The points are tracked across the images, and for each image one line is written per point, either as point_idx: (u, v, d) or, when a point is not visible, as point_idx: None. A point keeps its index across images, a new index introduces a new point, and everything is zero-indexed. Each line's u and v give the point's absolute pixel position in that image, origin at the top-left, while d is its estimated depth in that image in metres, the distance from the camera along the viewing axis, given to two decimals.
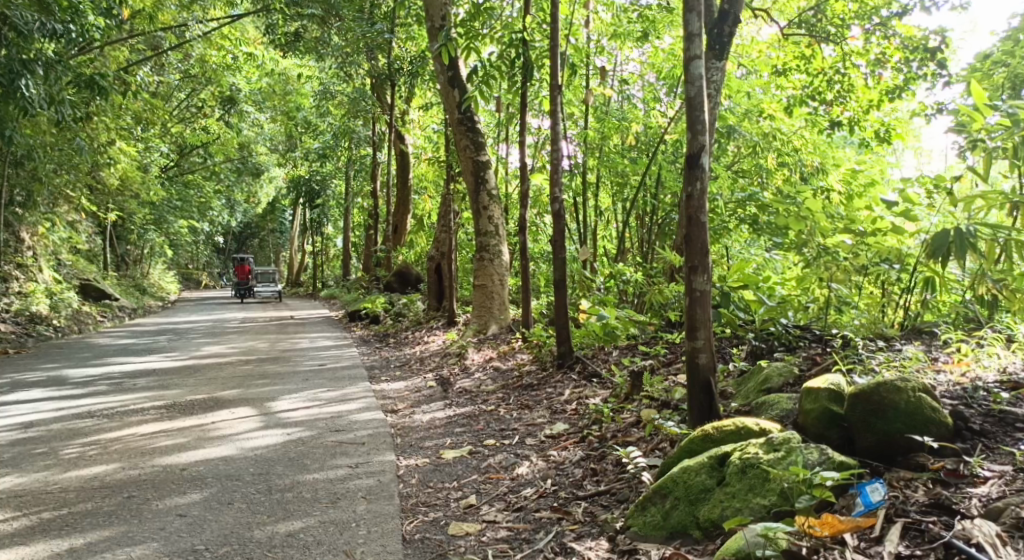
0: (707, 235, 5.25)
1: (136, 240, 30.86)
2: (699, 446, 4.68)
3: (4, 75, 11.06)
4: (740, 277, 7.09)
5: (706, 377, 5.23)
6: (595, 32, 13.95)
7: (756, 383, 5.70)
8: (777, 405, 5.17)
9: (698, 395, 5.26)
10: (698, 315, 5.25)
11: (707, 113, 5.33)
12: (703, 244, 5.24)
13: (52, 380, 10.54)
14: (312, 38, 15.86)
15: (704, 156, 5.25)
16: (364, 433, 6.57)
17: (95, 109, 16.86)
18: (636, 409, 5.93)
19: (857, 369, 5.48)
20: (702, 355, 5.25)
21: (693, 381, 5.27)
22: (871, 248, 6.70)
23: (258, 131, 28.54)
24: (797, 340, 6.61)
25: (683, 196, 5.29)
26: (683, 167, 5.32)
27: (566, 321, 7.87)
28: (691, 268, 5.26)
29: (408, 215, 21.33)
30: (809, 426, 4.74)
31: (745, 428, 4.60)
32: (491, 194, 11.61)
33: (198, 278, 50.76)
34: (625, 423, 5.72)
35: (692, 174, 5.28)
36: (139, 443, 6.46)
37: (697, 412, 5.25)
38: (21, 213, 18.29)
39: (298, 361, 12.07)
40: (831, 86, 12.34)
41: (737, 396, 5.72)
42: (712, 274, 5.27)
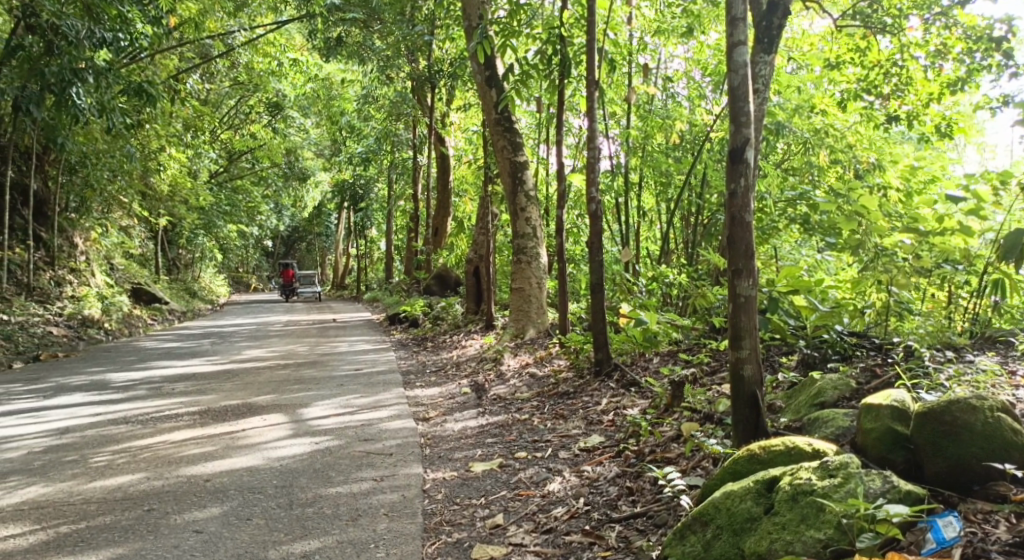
0: (751, 236, 4.89)
1: (186, 244, 31.21)
2: (745, 468, 4.32)
3: (56, 82, 11.99)
4: (789, 283, 6.44)
5: (752, 390, 4.87)
6: (637, 28, 13.55)
7: (807, 396, 5.30)
8: (832, 422, 4.79)
9: (744, 409, 4.90)
10: (743, 323, 4.89)
11: (752, 104, 4.95)
12: (748, 245, 4.88)
13: (95, 384, 10.48)
14: (355, 42, 15.77)
15: (749, 150, 4.89)
16: (392, 443, 6.32)
17: (145, 116, 17.24)
18: (675, 422, 5.59)
19: (924, 384, 5.07)
20: (747, 367, 4.88)
21: (737, 394, 4.92)
22: (934, 246, 6.25)
23: (304, 136, 28.68)
24: (854, 348, 6.20)
25: (726, 194, 4.93)
26: (726, 162, 4.96)
27: (603, 327, 7.54)
28: (734, 272, 4.89)
29: (448, 218, 21.18)
30: (870, 447, 4.38)
31: (797, 449, 4.23)
32: (529, 196, 11.32)
33: (247, 282, 51.38)
34: (664, 437, 5.38)
35: (735, 170, 4.91)
36: (167, 451, 6.28)
37: (742, 428, 4.89)
38: (75, 218, 18.62)
39: (336, 366, 11.91)
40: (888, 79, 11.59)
41: (786, 411, 5.35)
42: (759, 278, 4.90)
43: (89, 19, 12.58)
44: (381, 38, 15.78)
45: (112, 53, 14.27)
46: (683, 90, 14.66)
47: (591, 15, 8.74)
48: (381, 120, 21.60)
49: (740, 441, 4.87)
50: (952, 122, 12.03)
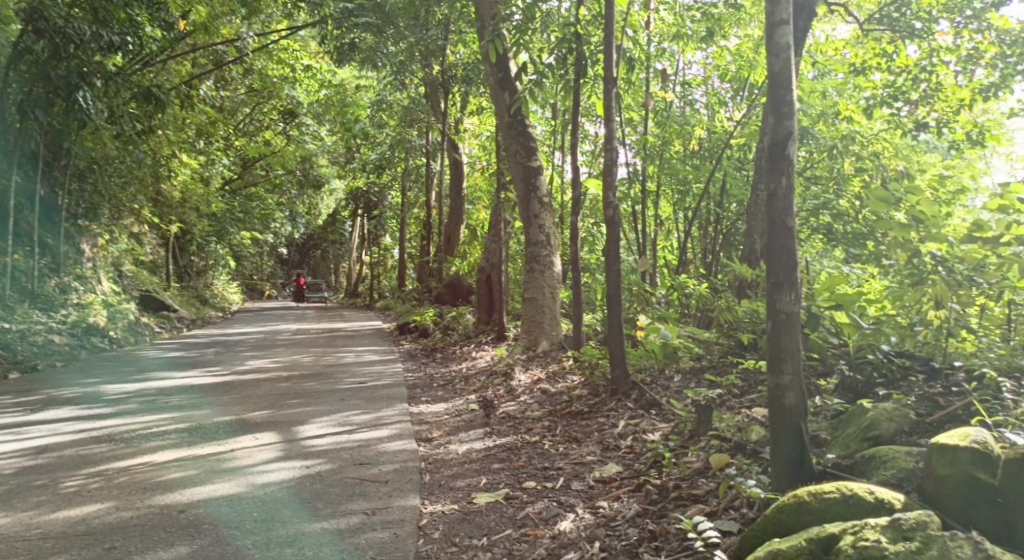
0: (793, 243, 4.38)
1: (198, 251, 30.87)
2: (793, 517, 3.79)
3: (62, 87, 11.79)
4: (831, 296, 6.14)
5: (796, 421, 4.33)
6: (655, 33, 12.96)
7: (857, 429, 4.77)
8: (893, 463, 4.24)
9: (786, 443, 4.34)
10: (784, 344, 4.37)
11: (794, 92, 4.46)
12: (789, 254, 4.36)
13: (87, 396, 10.02)
14: (368, 47, 15.28)
15: (791, 145, 4.39)
16: (389, 469, 5.80)
17: (157, 123, 16.87)
18: (702, 451, 5.05)
19: (1007, 420, 4.57)
20: (788, 395, 4.37)
21: (777, 424, 4.38)
22: (1004, 261, 5.46)
23: (320, 145, 28.32)
24: (904, 373, 5.64)
25: (764, 195, 4.43)
26: (765, 159, 4.45)
27: (619, 342, 7.00)
28: (774, 285, 4.37)
29: (460, 226, 20.72)
30: (947, 499, 3.86)
31: (856, 497, 3.73)
32: (543, 202, 10.81)
33: (262, 289, 51.15)
34: (690, 470, 4.85)
35: (775, 168, 4.41)
36: (145, 476, 5.77)
37: (783, 465, 4.35)
38: (83, 224, 18.24)
39: (340, 378, 11.38)
40: (916, 85, 11.17)
41: (832, 446, 4.78)
42: (801, 292, 4.38)
43: (96, 21, 12.15)
44: (394, 43, 15.34)
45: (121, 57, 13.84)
46: (703, 96, 14.15)
47: (609, 9, 8.16)
48: (394, 126, 21.17)
49: (781, 478, 4.32)
50: (984, 131, 11.38)
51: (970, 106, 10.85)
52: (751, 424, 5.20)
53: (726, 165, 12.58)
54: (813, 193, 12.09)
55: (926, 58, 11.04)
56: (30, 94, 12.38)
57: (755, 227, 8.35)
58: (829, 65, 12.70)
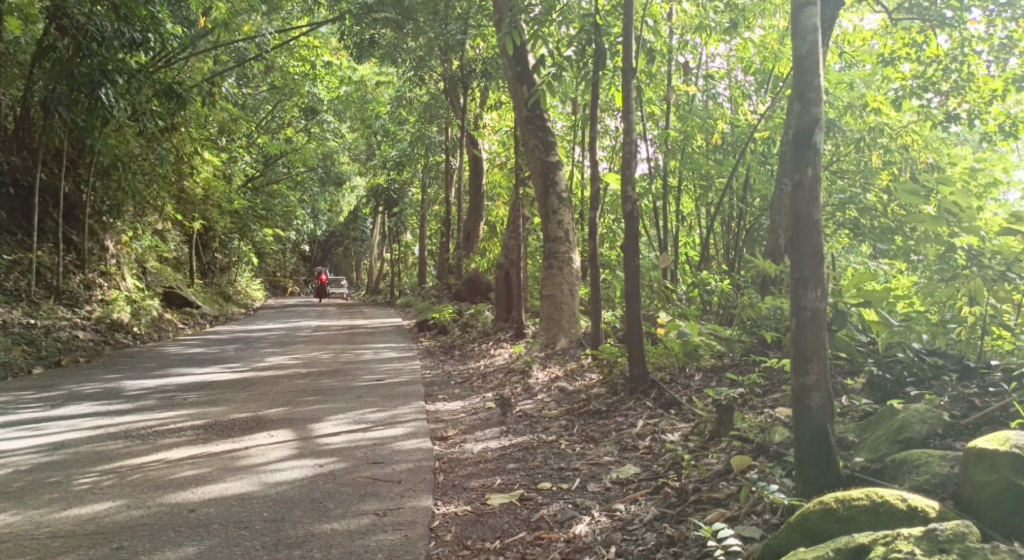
0: (819, 234, 4.21)
1: (221, 248, 31.00)
2: (818, 524, 3.65)
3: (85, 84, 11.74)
4: (856, 292, 5.78)
5: (822, 423, 4.17)
6: (677, 25, 12.79)
7: (887, 431, 4.60)
8: (926, 467, 4.07)
9: (811, 446, 4.17)
10: (809, 343, 4.20)
11: (821, 77, 4.28)
12: (815, 248, 4.18)
13: (107, 392, 10.00)
14: (389, 43, 15.31)
15: (817, 131, 4.22)
16: (403, 468, 5.69)
17: (180, 120, 16.86)
18: (724, 452, 4.90)
19: None
20: (814, 396, 4.19)
21: (801, 428, 4.20)
22: None
23: (342, 141, 28.34)
24: (935, 373, 5.44)
25: (789, 185, 4.26)
26: (791, 147, 4.28)
27: (637, 339, 6.85)
28: (799, 280, 4.20)
29: (480, 222, 20.60)
30: (987, 508, 3.68)
31: (887, 505, 3.58)
32: (562, 197, 10.66)
33: (284, 287, 51.35)
34: (710, 472, 4.70)
35: (800, 156, 4.23)
36: (157, 474, 5.70)
37: (808, 469, 4.18)
38: (106, 221, 18.26)
39: (357, 375, 11.30)
40: (947, 76, 10.96)
41: (860, 449, 4.60)
42: (827, 288, 4.21)
43: (119, 18, 12.15)
44: (414, 39, 15.22)
45: (143, 53, 13.82)
46: (725, 90, 13.94)
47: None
48: (414, 123, 21.07)
49: (807, 483, 4.14)
50: (1017, 123, 11.19)
51: (1003, 97, 10.82)
52: (774, 425, 5.04)
53: (750, 160, 12.39)
54: (839, 188, 11.86)
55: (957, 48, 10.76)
56: (53, 92, 12.25)
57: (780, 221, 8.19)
58: (856, 57, 12.48)
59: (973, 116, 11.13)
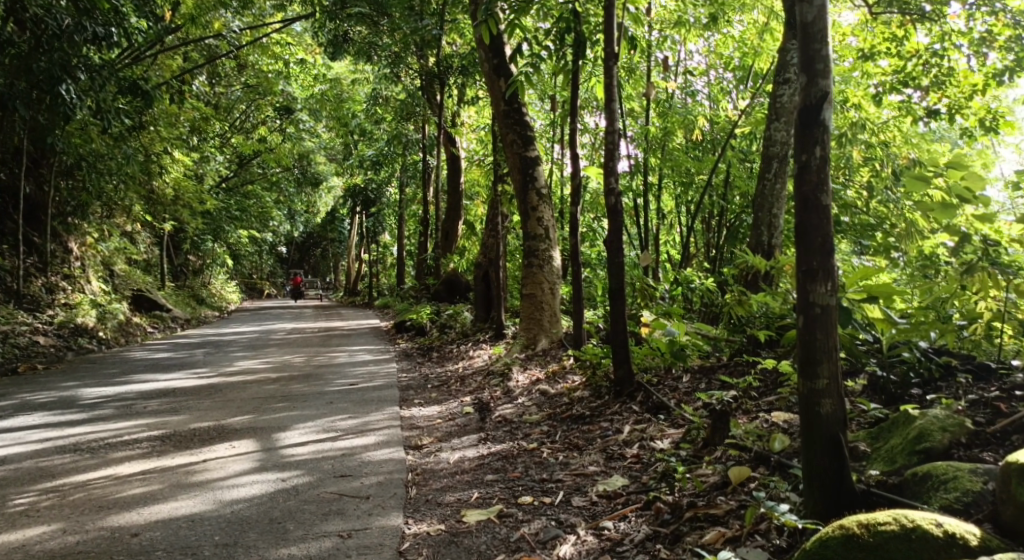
0: (828, 224, 3.91)
1: (193, 250, 30.31)
2: (840, 552, 3.49)
3: (45, 80, 11.08)
4: (862, 288, 5.31)
5: (833, 432, 3.87)
6: (656, 20, 12.44)
7: (903, 438, 4.33)
8: (955, 483, 3.83)
9: (823, 459, 3.88)
10: (818, 342, 3.89)
11: (829, 47, 3.98)
12: (823, 236, 3.89)
13: (62, 401, 9.47)
14: (363, 40, 14.83)
15: (826, 107, 3.93)
16: (372, 481, 5.29)
17: (148, 119, 16.19)
18: (721, 463, 4.58)
19: None
20: (825, 402, 3.88)
21: (811, 439, 3.90)
22: None
23: (318, 141, 27.79)
24: (940, 374, 5.14)
25: (794, 168, 3.96)
26: (795, 125, 3.98)
27: (622, 340, 6.49)
28: (807, 272, 3.91)
29: (458, 223, 20.14)
30: None
31: (919, 530, 3.46)
32: (541, 193, 10.27)
33: (261, 288, 50.49)
34: (707, 486, 4.37)
35: (807, 135, 3.93)
36: (104, 492, 5.27)
37: (819, 483, 3.89)
38: (71, 223, 17.59)
39: (330, 380, 10.84)
40: (925, 72, 10.76)
41: (874, 461, 4.30)
42: (838, 281, 3.90)
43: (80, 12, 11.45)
44: (388, 35, 14.71)
45: (105, 48, 13.15)
46: (704, 86, 13.65)
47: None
48: (390, 120, 20.56)
49: (819, 500, 3.86)
50: (997, 118, 11.06)
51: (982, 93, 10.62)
52: (772, 431, 4.72)
53: (731, 156, 12.09)
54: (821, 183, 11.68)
55: (938, 42, 10.63)
56: (10, 89, 11.59)
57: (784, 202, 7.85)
58: (835, 53, 12.22)
59: (952, 111, 10.98)
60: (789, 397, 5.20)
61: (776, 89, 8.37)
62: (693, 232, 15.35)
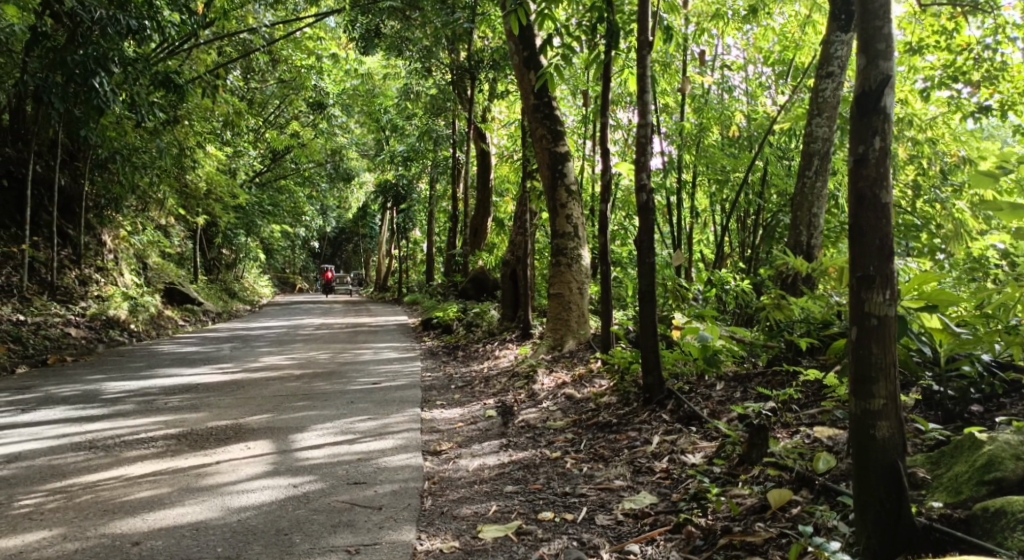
0: (887, 224, 3.64)
1: (226, 244, 30.36)
2: None
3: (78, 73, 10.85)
4: (919, 295, 4.83)
5: (890, 459, 3.61)
6: (692, 14, 12.02)
7: (969, 464, 3.98)
8: None
9: (880, 489, 3.62)
10: (872, 357, 3.63)
11: (891, 26, 3.69)
12: (879, 238, 3.62)
13: (85, 395, 9.35)
14: (395, 34, 14.61)
15: (889, 92, 3.65)
16: (387, 490, 5.04)
17: (182, 112, 16.06)
18: (760, 485, 4.28)
19: None
20: (881, 426, 3.63)
21: (866, 466, 3.65)
22: None
23: (349, 137, 27.67)
24: (1004, 391, 4.81)
25: (850, 161, 3.70)
26: (851, 114, 3.71)
27: (652, 345, 6.19)
28: (860, 279, 3.64)
29: (488, 218, 19.85)
30: None
31: None
32: (571, 190, 9.93)
33: (293, 282, 50.63)
34: (744, 512, 4.07)
35: (865, 124, 3.66)
36: (112, 493, 5.09)
37: (875, 514, 3.62)
38: (103, 216, 17.54)
39: (353, 378, 10.61)
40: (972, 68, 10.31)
41: (937, 491, 3.97)
42: (895, 289, 3.63)
43: (115, 6, 11.29)
44: (419, 28, 14.41)
45: (139, 42, 12.95)
46: (740, 82, 13.21)
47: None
48: (420, 115, 20.30)
49: (874, 533, 3.60)
50: None
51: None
52: (816, 451, 4.42)
53: (768, 153, 11.66)
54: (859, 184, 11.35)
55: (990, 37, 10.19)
56: (46, 81, 11.24)
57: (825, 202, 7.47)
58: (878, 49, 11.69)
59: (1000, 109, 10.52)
60: (833, 411, 4.87)
61: (818, 82, 7.94)
62: (727, 232, 14.90)
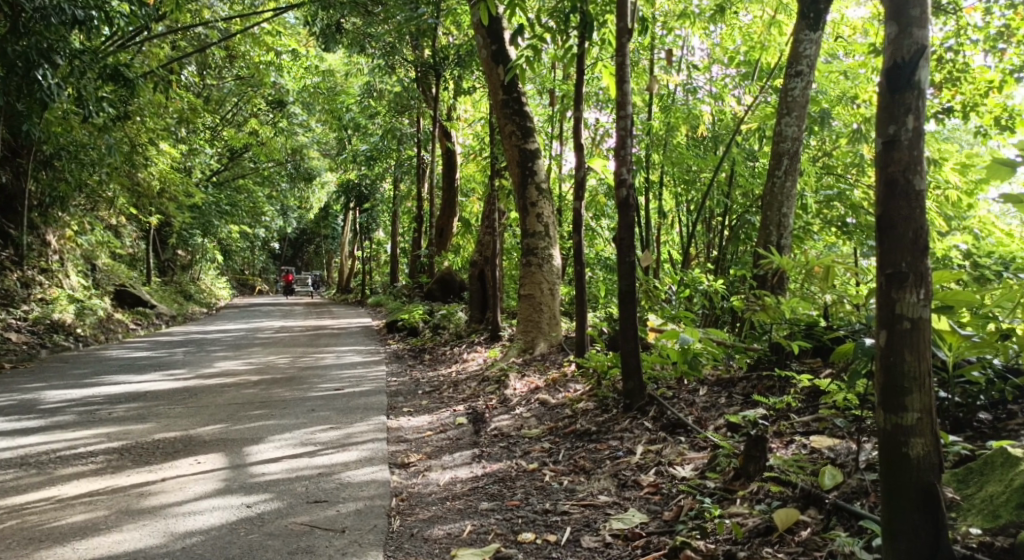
0: (921, 214, 3.41)
1: (181, 245, 29.49)
2: None
3: (19, 64, 10.03)
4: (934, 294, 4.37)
5: (927, 481, 3.38)
6: (663, 11, 11.70)
7: (1003, 485, 3.75)
8: None
9: (914, 514, 3.39)
10: (906, 365, 3.40)
11: None
12: (912, 230, 3.39)
13: (23, 405, 8.77)
14: (357, 31, 14.18)
15: (924, 64, 3.41)
16: (350, 508, 4.69)
17: (134, 109, 15.28)
18: (762, 504, 4.03)
19: None
20: (916, 443, 3.39)
21: (900, 485, 3.41)
22: None
23: (310, 135, 27.00)
24: (1015, 396, 4.61)
25: (880, 142, 3.47)
26: (880, 89, 3.47)
27: (632, 347, 5.87)
28: (892, 276, 3.41)
29: (453, 218, 19.38)
30: None
31: None
32: (541, 189, 9.58)
33: (253, 284, 49.54)
34: (747, 534, 3.84)
35: (897, 101, 3.43)
36: (42, 518, 4.74)
37: (911, 541, 3.39)
38: (48, 216, 16.73)
39: (313, 384, 10.15)
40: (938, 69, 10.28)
41: (970, 514, 3.73)
42: (930, 289, 3.41)
43: None
44: (382, 23, 13.89)
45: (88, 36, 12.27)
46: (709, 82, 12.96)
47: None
48: (383, 114, 19.79)
49: None
50: (1014, 116, 10.62)
51: (1000, 90, 10.42)
52: (818, 464, 4.20)
53: (737, 153, 11.42)
54: (825, 183, 11.22)
55: (953, 39, 10.11)
56: None
57: (798, 203, 7.38)
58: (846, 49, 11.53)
59: (967, 109, 10.51)
60: (833, 422, 4.65)
61: (787, 81, 7.71)
62: (696, 232, 14.65)
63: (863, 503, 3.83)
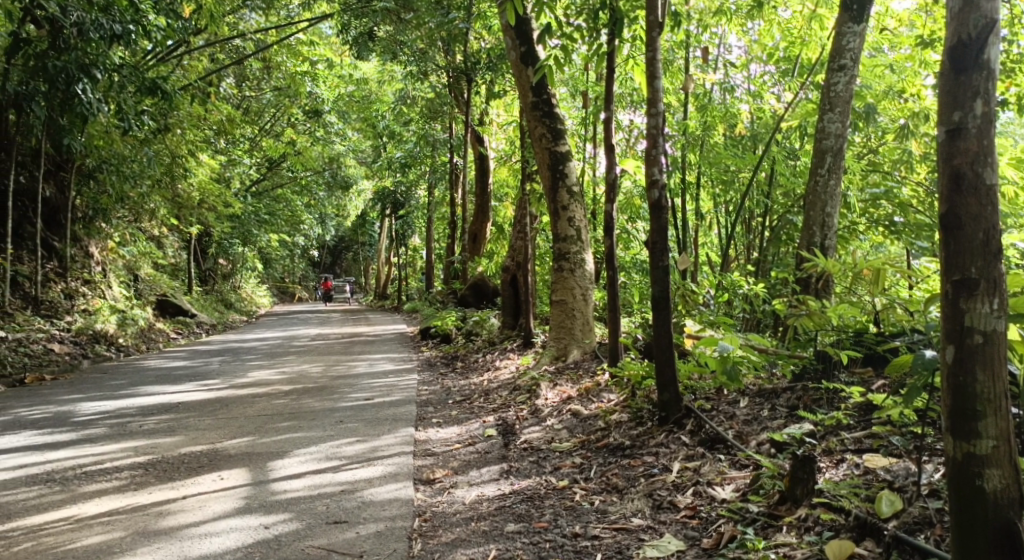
0: (992, 212, 3.09)
1: (221, 254, 29.68)
2: None
3: (58, 80, 9.88)
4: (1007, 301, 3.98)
5: (1005, 517, 3.12)
6: (698, 7, 11.33)
7: None
8: None
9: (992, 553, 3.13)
10: (979, 387, 3.10)
11: None
12: (983, 229, 3.09)
13: (56, 418, 8.69)
14: (390, 37, 13.97)
15: (994, 41, 3.09)
16: (370, 531, 4.47)
17: (174, 121, 15.11)
18: (811, 534, 3.72)
19: None
20: (993, 476, 3.12)
21: (973, 522, 3.15)
22: None
23: (347, 144, 26.88)
24: None
25: (944, 130, 3.17)
26: (945, 70, 3.17)
27: (667, 357, 5.57)
28: (961, 284, 3.11)
29: (487, 223, 19.17)
30: None
31: None
32: (573, 191, 9.30)
33: (291, 291, 49.87)
34: None
35: (964, 84, 3.12)
36: (57, 540, 4.57)
37: None
38: (89, 229, 16.73)
39: (344, 393, 9.97)
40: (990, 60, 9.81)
41: None
42: (1004, 297, 3.10)
43: (97, 9, 10.32)
44: (415, 29, 13.64)
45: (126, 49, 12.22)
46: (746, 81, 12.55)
47: None
48: (416, 120, 19.63)
49: None
50: None
51: None
52: (873, 489, 3.90)
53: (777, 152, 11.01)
54: (871, 181, 10.75)
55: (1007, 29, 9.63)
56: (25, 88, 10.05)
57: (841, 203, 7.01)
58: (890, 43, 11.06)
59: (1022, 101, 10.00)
60: (886, 441, 4.33)
61: (829, 76, 7.34)
62: (734, 233, 14.24)
63: (927, 536, 3.50)
